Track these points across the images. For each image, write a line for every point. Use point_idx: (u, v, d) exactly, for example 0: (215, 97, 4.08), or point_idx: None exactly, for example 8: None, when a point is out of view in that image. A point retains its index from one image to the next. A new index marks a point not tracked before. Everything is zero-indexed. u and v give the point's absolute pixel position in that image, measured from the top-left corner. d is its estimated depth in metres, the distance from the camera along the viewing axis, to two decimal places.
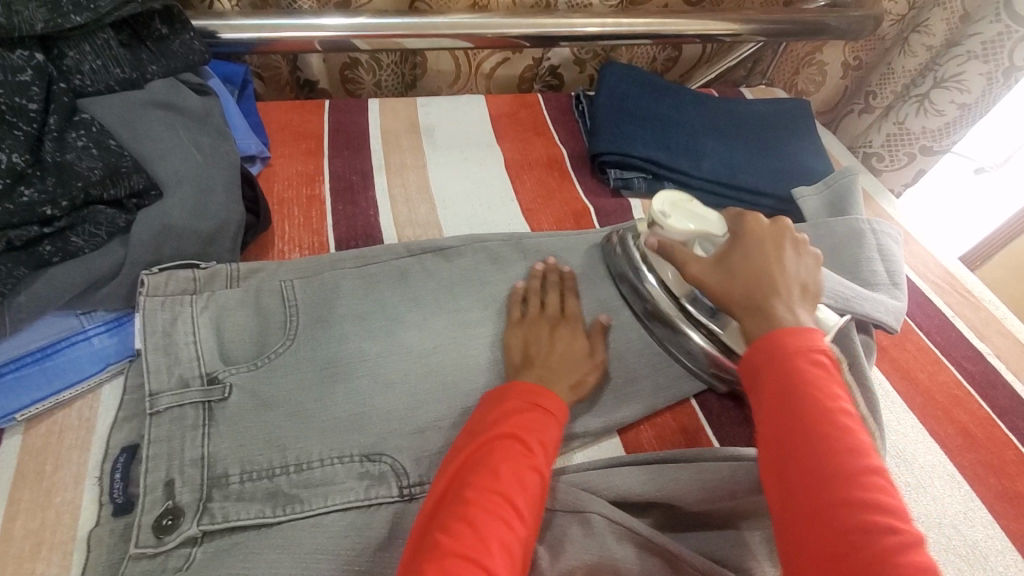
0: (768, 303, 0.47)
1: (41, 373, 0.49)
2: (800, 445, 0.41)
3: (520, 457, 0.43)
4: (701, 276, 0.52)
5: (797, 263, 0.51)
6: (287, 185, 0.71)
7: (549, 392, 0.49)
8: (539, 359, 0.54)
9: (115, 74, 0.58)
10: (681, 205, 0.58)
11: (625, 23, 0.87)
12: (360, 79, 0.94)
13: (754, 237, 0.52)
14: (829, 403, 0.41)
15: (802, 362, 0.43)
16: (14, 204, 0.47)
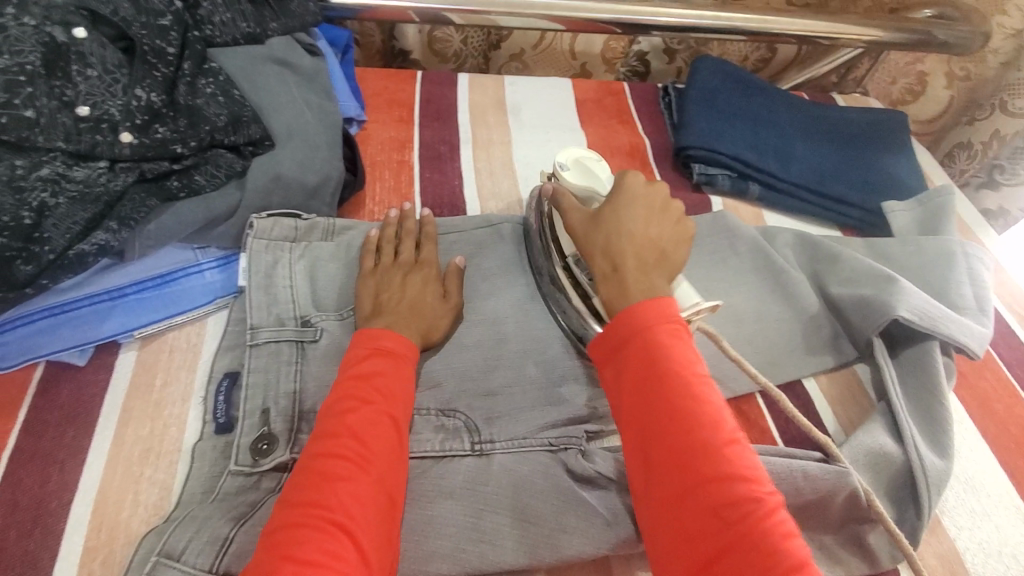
0: (621, 259, 0.51)
1: (159, 297, 0.53)
2: (657, 425, 0.43)
3: (365, 409, 0.45)
4: (574, 223, 0.56)
5: (667, 227, 0.54)
6: (379, 149, 0.74)
7: (388, 329, 0.51)
8: (388, 307, 0.53)
9: (241, 28, 0.62)
10: (584, 162, 0.63)
11: (724, 17, 0.86)
12: (448, 37, 0.94)
13: (626, 194, 0.56)
14: (677, 377, 0.44)
15: (654, 337, 0.46)
16: (150, 139, 0.51)
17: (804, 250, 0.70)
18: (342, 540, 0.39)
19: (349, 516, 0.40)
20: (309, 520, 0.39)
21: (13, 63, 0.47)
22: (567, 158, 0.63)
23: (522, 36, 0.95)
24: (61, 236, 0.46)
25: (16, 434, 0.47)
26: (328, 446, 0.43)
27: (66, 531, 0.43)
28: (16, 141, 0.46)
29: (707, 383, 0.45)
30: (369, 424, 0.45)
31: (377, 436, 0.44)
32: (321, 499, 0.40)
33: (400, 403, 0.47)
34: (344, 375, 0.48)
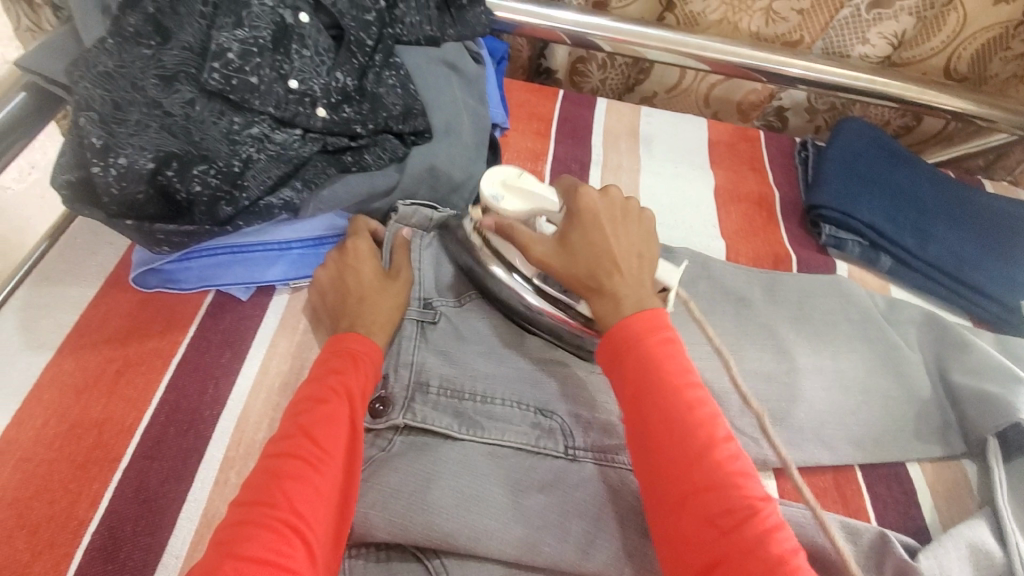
0: (605, 280, 0.50)
1: (316, 256, 0.61)
2: (655, 435, 0.43)
3: (321, 409, 0.46)
4: (544, 259, 0.52)
5: (632, 241, 0.53)
6: (516, 157, 0.79)
7: (345, 333, 0.52)
8: (360, 312, 0.54)
9: (426, 31, 0.68)
10: (513, 183, 0.56)
11: (880, 81, 0.85)
12: (588, 73, 0.99)
13: (591, 214, 0.53)
14: (675, 389, 0.44)
15: (652, 348, 0.46)
16: (337, 117, 0.58)
17: (930, 331, 0.67)
18: (291, 540, 0.39)
19: (298, 516, 0.41)
20: (259, 521, 0.40)
21: (250, 36, 0.54)
22: (498, 186, 0.55)
23: (662, 74, 0.97)
24: (256, 187, 0.54)
25: (185, 346, 0.54)
26: (283, 445, 0.44)
27: (212, 439, 0.49)
28: (238, 101, 0.54)
29: (700, 390, 0.45)
30: (326, 424, 0.45)
31: (334, 436, 0.45)
32: (268, 497, 0.41)
33: (359, 402, 0.48)
34: (311, 375, 0.49)
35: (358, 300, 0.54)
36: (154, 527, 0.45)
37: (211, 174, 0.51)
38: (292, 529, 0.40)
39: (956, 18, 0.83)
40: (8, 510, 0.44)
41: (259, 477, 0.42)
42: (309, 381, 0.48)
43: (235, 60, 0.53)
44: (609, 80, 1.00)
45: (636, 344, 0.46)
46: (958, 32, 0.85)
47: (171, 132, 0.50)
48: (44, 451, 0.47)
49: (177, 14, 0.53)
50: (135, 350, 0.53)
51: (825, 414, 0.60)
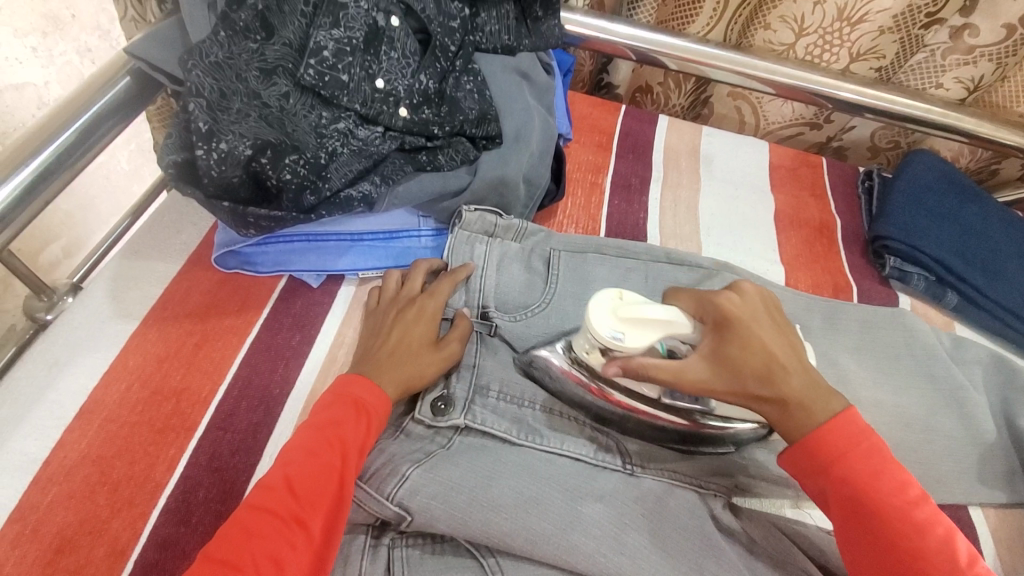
0: (785, 398, 0.47)
1: (385, 250, 0.62)
2: (898, 562, 0.42)
3: (329, 407, 0.48)
4: (705, 382, 0.47)
5: (780, 339, 0.49)
6: (577, 168, 0.80)
7: (360, 377, 0.50)
8: (384, 363, 0.52)
9: (503, 40, 0.71)
10: (621, 304, 0.47)
11: (953, 116, 0.83)
12: (643, 103, 1.02)
13: (742, 322, 0.47)
14: (900, 504, 0.43)
15: (863, 451, 0.45)
16: (417, 118, 0.61)
17: (999, 374, 0.65)
18: (293, 529, 0.41)
19: (302, 505, 0.42)
20: (265, 508, 0.41)
21: (344, 36, 0.57)
22: (618, 321, 0.46)
23: (722, 115, 0.98)
24: (338, 179, 0.57)
25: (259, 325, 0.57)
26: (295, 440, 0.46)
27: (281, 417, 0.52)
28: (328, 96, 0.57)
29: (890, 462, 0.45)
30: (332, 419, 0.47)
31: (341, 428, 0.47)
32: (277, 486, 0.43)
33: (373, 398, 0.49)
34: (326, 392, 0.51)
35: (387, 351, 0.53)
36: (224, 496, 0.47)
37: (300, 164, 0.54)
38: (294, 520, 0.41)
39: None
40: (90, 467, 0.47)
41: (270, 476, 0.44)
42: (333, 389, 0.50)
43: (330, 58, 0.56)
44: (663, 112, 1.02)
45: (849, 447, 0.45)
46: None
47: (268, 122, 0.54)
48: (126, 415, 0.50)
49: (281, 12, 0.56)
50: (213, 326, 0.56)
51: (885, 449, 0.59)
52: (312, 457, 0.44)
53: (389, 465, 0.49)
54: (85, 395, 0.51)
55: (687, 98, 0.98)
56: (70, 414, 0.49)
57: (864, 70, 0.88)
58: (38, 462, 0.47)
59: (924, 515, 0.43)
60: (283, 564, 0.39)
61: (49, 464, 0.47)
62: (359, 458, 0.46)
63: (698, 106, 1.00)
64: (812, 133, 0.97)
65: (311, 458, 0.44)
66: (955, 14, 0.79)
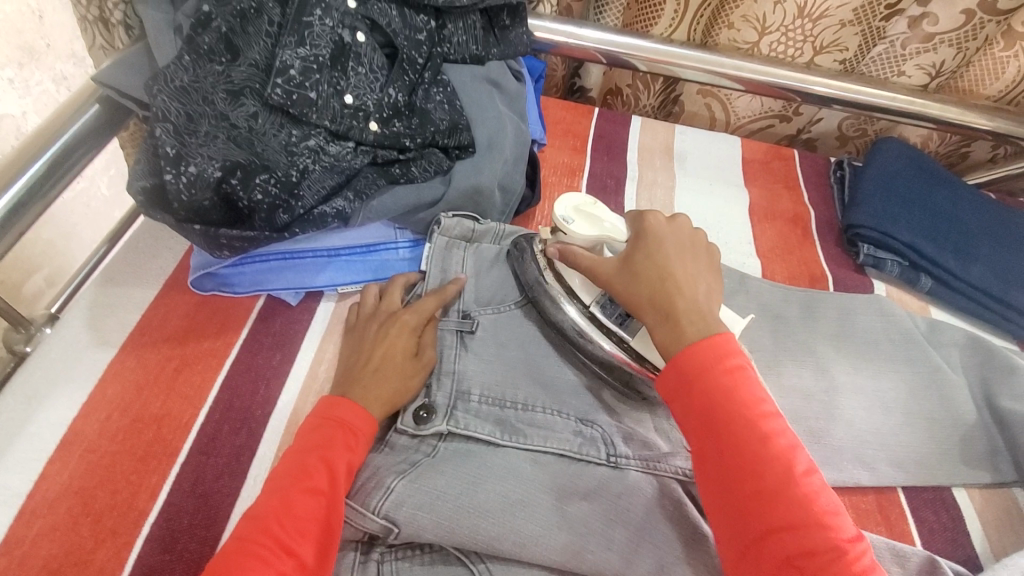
0: (672, 302, 0.49)
1: (362, 262, 0.63)
2: (729, 462, 0.42)
3: (319, 431, 0.48)
4: (609, 281, 0.52)
5: (702, 267, 0.53)
6: (553, 172, 0.81)
7: (346, 399, 0.51)
8: (367, 381, 0.52)
9: (472, 50, 0.71)
10: (583, 209, 0.57)
11: (918, 103, 0.85)
12: (615, 106, 1.03)
13: (652, 235, 0.53)
14: (747, 412, 0.43)
15: (714, 381, 0.44)
16: (388, 131, 0.61)
17: (975, 354, 0.65)
18: (283, 560, 0.40)
19: (290, 535, 0.41)
20: (253, 539, 0.41)
21: (310, 53, 0.57)
22: (570, 210, 0.57)
23: (693, 113, 0.99)
24: (312, 196, 0.57)
25: (238, 347, 0.57)
26: (284, 467, 0.45)
27: (264, 437, 0.51)
28: (297, 115, 0.57)
29: (776, 422, 0.43)
30: (321, 443, 0.47)
31: (330, 452, 0.46)
32: (265, 516, 0.42)
33: (361, 421, 0.50)
34: (311, 415, 0.50)
35: (372, 371, 0.53)
36: (209, 520, 0.47)
37: (271, 183, 0.54)
38: (283, 549, 0.41)
39: (1016, 68, 0.83)
40: (73, 498, 0.47)
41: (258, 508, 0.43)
42: (314, 413, 0.50)
43: (296, 76, 0.56)
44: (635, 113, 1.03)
45: (699, 375, 0.45)
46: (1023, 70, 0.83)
47: (237, 143, 0.54)
48: (107, 444, 0.50)
49: (245, 33, 0.56)
50: (191, 350, 0.56)
51: (865, 434, 0.60)
52: (300, 484, 0.44)
53: (374, 478, 0.49)
54: (65, 426, 0.50)
55: (657, 98, 0.99)
56: (51, 446, 0.49)
57: (828, 62, 0.89)
58: (21, 496, 0.46)
59: (811, 487, 0.41)
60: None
61: (32, 497, 0.46)
62: (345, 483, 0.46)
63: (670, 105, 1.01)
64: (782, 125, 0.98)
65: (299, 485, 0.44)
66: (913, 4, 0.81)
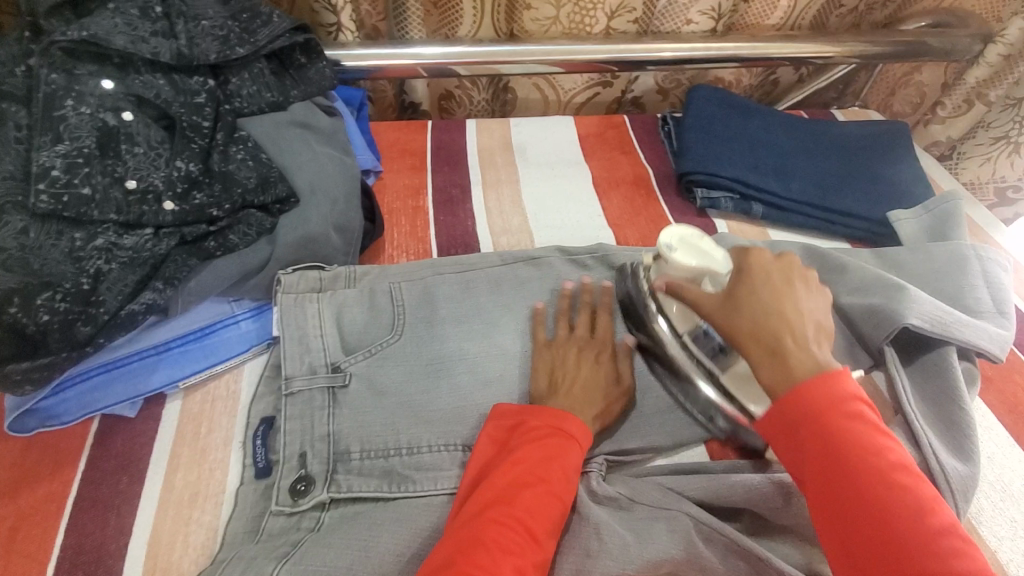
0: (780, 339, 0.47)
1: (200, 349, 0.58)
2: (831, 465, 0.42)
3: (552, 460, 0.49)
4: (706, 309, 0.52)
5: (807, 301, 0.50)
6: (396, 197, 0.79)
7: (571, 413, 0.52)
8: (563, 389, 0.56)
9: (266, 98, 0.68)
10: (691, 241, 0.57)
11: (713, 47, 0.91)
12: (452, 109, 1.03)
13: (759, 273, 0.51)
14: (846, 412, 0.43)
15: (818, 387, 0.43)
16: (189, 205, 0.57)
17: (813, 263, 0.71)
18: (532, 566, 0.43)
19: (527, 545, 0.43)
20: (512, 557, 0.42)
21: (72, 148, 0.54)
22: (673, 237, 0.57)
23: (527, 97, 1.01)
24: (114, 297, 0.52)
25: (79, 482, 0.51)
26: (523, 494, 0.46)
27: (123, 571, 0.46)
28: (74, 217, 0.52)
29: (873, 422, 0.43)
30: (517, 463, 0.48)
31: (525, 469, 0.48)
32: (505, 539, 0.43)
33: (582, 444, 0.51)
34: (536, 441, 0.50)
35: (580, 394, 0.56)
36: None
37: (58, 298, 0.49)
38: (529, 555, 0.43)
39: None
40: None
41: (484, 494, 0.46)
42: (543, 420, 0.51)
43: (60, 176, 0.52)
44: (472, 114, 1.03)
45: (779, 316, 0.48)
46: (791, 1, 0.93)
47: (7, 267, 0.49)
48: None
49: None
50: (23, 503, 0.49)
51: None
52: (542, 487, 0.47)
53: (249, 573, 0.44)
54: None
55: (488, 92, 1.00)
56: None
57: (624, 25, 0.94)
58: None
59: (903, 470, 0.41)
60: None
61: None
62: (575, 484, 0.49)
63: (501, 94, 1.02)
64: (606, 91, 1.02)
65: (543, 489, 0.47)
66: None
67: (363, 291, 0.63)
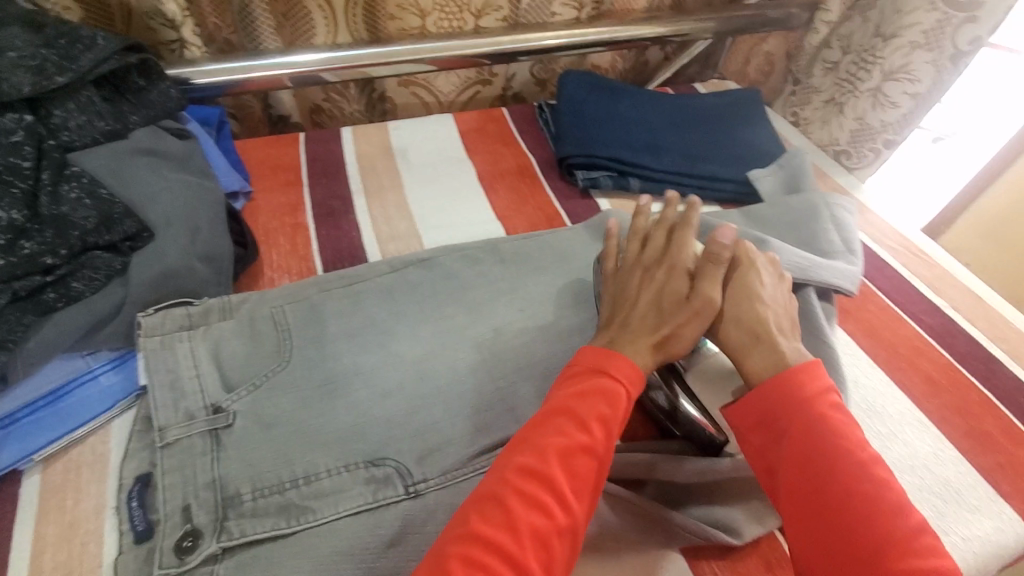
0: (762, 327, 0.52)
1: (55, 414, 0.52)
2: (829, 502, 0.43)
3: (577, 414, 0.46)
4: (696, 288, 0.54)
5: (778, 288, 0.56)
6: (271, 216, 0.74)
7: (616, 353, 0.50)
8: (616, 315, 0.54)
9: (100, 128, 0.62)
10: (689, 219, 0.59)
11: (577, 34, 0.93)
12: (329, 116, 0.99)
13: (745, 265, 0.56)
14: (853, 456, 0.44)
15: (817, 408, 0.46)
16: (17, 256, 0.50)
17: None
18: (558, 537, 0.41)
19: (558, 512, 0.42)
20: (531, 525, 0.41)
21: None
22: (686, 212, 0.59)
23: (406, 100, 0.99)
24: None
25: None
26: (555, 457, 0.44)
27: None
28: None
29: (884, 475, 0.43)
30: (542, 425, 0.46)
31: (551, 428, 0.45)
32: (528, 509, 0.41)
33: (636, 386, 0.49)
34: (565, 396, 0.47)
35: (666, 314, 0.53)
36: None
37: None
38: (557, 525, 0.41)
39: None
40: None
41: (511, 458, 0.44)
42: (585, 367, 0.49)
43: None
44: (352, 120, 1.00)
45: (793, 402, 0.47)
46: None
47: None
48: None
49: None
50: None
51: None
52: (577, 445, 0.44)
53: None
54: None
55: (360, 102, 0.98)
56: None
57: (492, 23, 0.95)
58: None
59: (915, 533, 0.41)
60: (550, 552, 0.41)
61: None
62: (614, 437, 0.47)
63: (380, 104, 1.00)
64: (486, 89, 1.03)
65: (580, 449, 0.44)
66: None
67: (241, 321, 0.59)
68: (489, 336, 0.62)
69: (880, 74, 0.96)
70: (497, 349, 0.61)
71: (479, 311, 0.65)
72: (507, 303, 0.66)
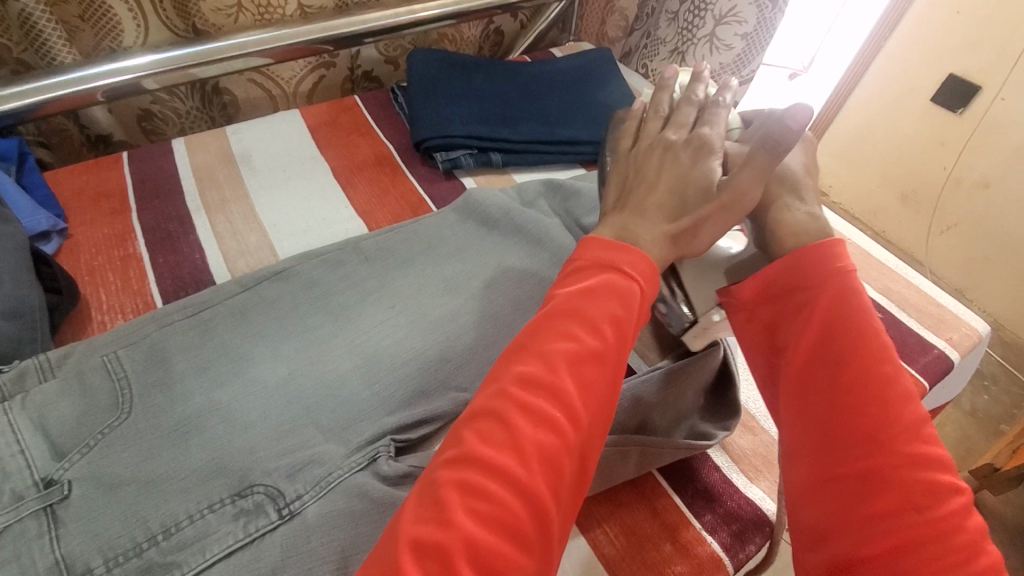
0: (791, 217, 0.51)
1: None
2: (838, 377, 0.44)
3: (586, 314, 0.43)
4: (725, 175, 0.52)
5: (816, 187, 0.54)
6: (95, 253, 0.66)
7: (628, 245, 0.47)
8: (633, 197, 0.51)
9: None
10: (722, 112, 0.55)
11: (416, 8, 0.89)
12: (160, 128, 0.89)
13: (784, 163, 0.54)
14: (871, 343, 0.45)
15: (837, 289, 0.46)
16: None
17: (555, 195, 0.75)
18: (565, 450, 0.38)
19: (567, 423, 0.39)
20: (539, 438, 0.38)
21: None
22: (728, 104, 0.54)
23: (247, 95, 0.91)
24: None
25: None
26: (560, 362, 0.41)
27: None
28: None
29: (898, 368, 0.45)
30: (548, 325, 0.43)
31: (553, 330, 0.42)
32: (537, 418, 0.38)
33: (646, 283, 0.46)
34: (571, 294, 0.44)
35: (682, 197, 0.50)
36: None
37: None
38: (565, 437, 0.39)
39: None
40: None
41: (518, 362, 0.41)
42: (593, 265, 0.46)
43: None
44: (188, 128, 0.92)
45: (823, 287, 0.47)
46: None
47: None
48: None
49: None
50: None
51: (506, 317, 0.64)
52: (586, 349, 0.42)
53: None
54: None
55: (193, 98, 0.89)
56: None
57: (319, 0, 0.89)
58: None
59: (917, 422, 0.43)
60: (560, 466, 0.38)
61: None
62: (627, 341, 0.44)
63: (216, 98, 0.91)
64: (331, 72, 0.96)
65: (587, 352, 0.42)
66: None
67: (67, 376, 0.51)
68: (359, 339, 0.59)
69: (713, 20, 0.99)
70: (368, 351, 0.58)
71: (345, 315, 0.61)
72: (374, 302, 0.63)
